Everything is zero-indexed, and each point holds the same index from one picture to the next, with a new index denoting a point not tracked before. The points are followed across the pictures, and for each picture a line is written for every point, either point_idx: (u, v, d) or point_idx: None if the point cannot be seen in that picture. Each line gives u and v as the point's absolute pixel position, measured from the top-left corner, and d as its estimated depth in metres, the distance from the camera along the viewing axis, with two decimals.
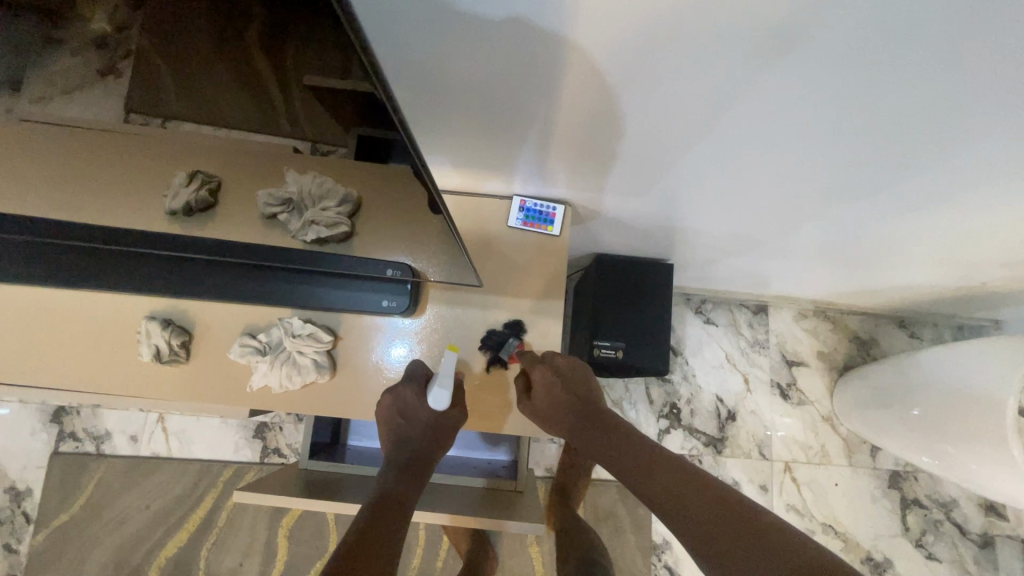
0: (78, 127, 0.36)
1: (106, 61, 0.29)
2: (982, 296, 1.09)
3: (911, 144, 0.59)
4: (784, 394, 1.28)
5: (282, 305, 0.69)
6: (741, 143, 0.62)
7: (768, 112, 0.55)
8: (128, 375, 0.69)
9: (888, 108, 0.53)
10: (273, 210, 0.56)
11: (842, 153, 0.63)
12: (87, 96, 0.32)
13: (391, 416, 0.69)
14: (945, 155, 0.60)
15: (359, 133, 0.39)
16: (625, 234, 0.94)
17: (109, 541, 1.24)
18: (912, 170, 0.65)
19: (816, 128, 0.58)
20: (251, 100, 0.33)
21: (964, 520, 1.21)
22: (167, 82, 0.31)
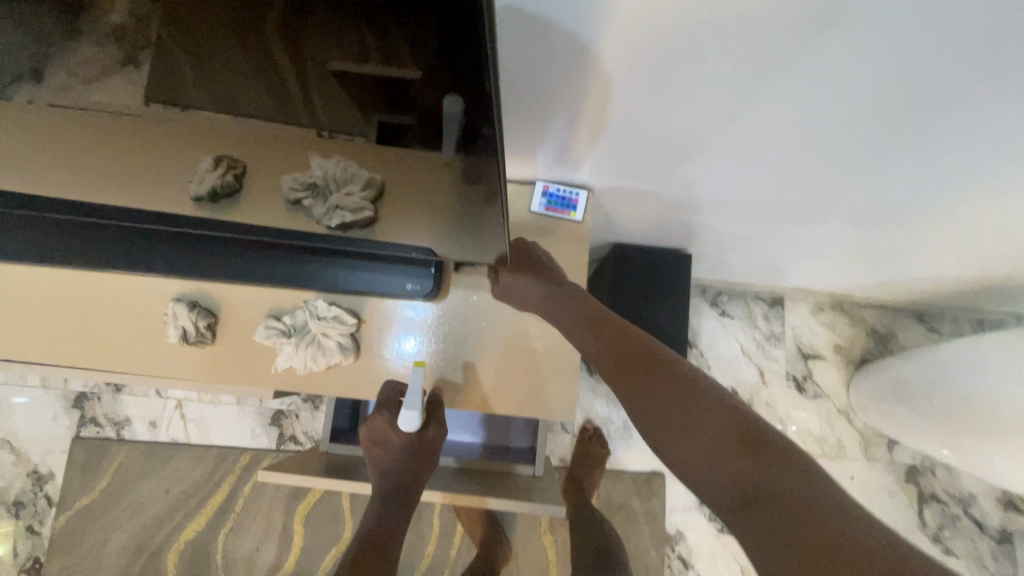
0: (103, 113, 0.40)
1: (125, 53, 0.33)
2: (1004, 289, 1.07)
3: (941, 130, 0.57)
4: (800, 386, 1.27)
5: (307, 288, 0.69)
6: (765, 131, 0.61)
7: (795, 99, 0.54)
8: (155, 356, 0.70)
9: (922, 93, 0.51)
10: (296, 194, 0.54)
11: (869, 141, 0.62)
12: (110, 87, 0.36)
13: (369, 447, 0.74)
14: (977, 141, 0.59)
15: (378, 122, 0.41)
16: (644, 223, 0.94)
17: (129, 524, 1.26)
18: (940, 158, 0.63)
19: (843, 116, 0.57)
20: (261, 85, 0.37)
21: (982, 515, 1.20)
22: (184, 72, 0.35)
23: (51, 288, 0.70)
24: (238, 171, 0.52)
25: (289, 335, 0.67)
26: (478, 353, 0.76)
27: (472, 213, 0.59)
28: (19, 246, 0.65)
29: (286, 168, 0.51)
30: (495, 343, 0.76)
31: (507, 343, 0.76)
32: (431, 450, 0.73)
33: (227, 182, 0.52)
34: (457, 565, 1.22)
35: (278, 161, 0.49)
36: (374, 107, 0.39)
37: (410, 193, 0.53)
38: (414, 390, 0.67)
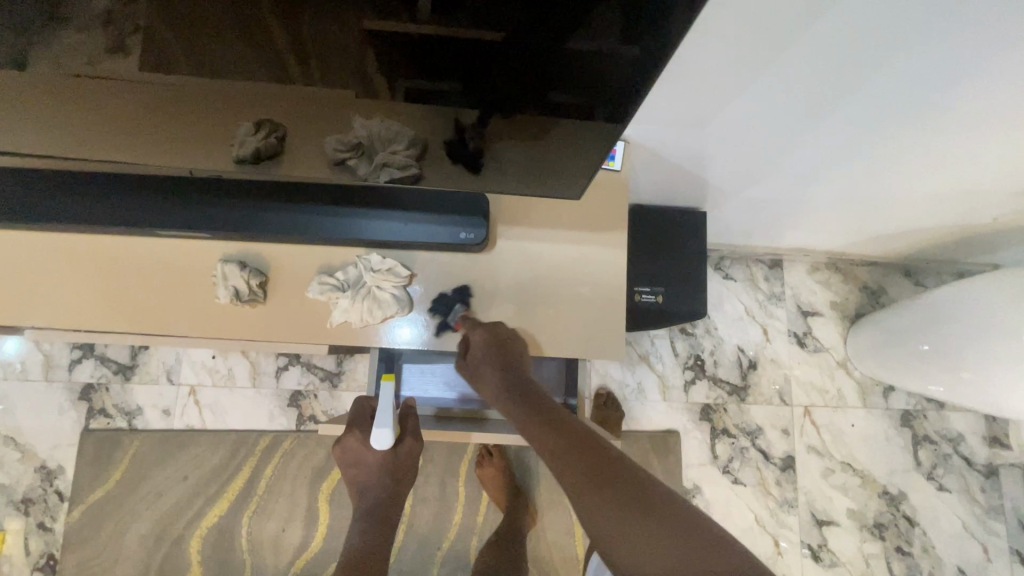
0: (108, 86, 0.46)
1: (116, 37, 0.40)
2: (986, 238, 1.15)
3: (931, 59, 0.60)
4: (801, 342, 1.34)
5: (356, 242, 0.69)
6: (768, 70, 0.64)
7: (796, 27, 0.56)
8: (205, 317, 0.70)
9: (912, 15, 0.54)
10: (342, 154, 0.59)
11: (863, 78, 0.64)
12: (108, 66, 0.43)
13: (346, 468, 0.83)
14: (968, 71, 0.61)
15: (404, 86, 0.47)
16: (664, 183, 0.97)
17: (147, 514, 1.24)
18: (931, 92, 0.66)
19: (839, 46, 0.59)
20: (256, 49, 0.42)
21: (970, 452, 1.29)
22: (174, 43, 0.42)
23: (97, 255, 0.69)
24: (280, 134, 0.56)
25: (344, 290, 0.68)
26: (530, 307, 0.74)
27: (513, 155, 0.60)
28: (67, 211, 0.65)
29: (335, 121, 0.53)
30: (538, 309, 0.73)
31: (545, 307, 0.73)
32: (405, 462, 0.82)
33: (269, 144, 0.56)
34: (485, 531, 1.24)
35: (322, 116, 0.52)
36: (384, 68, 0.45)
37: (450, 148, 0.58)
38: (386, 409, 0.74)
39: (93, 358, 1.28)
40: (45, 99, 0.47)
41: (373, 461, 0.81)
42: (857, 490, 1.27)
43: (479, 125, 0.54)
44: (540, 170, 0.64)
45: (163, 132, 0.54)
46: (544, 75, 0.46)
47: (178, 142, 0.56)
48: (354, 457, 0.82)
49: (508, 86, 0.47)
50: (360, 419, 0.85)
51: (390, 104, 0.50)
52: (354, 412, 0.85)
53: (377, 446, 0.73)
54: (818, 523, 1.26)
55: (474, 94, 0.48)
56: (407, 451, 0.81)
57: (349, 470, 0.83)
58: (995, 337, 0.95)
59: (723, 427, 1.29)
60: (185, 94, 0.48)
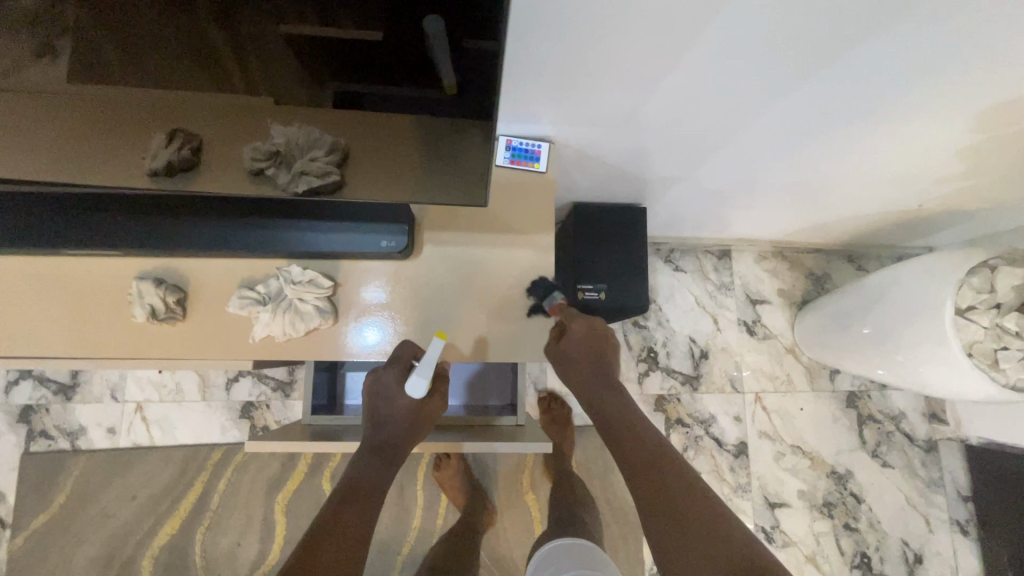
0: (20, 97, 0.43)
1: (45, 40, 0.39)
2: (918, 223, 1.19)
3: (874, 53, 0.61)
4: (750, 330, 1.37)
5: (277, 253, 0.67)
6: (713, 64, 0.63)
7: (738, 24, 0.56)
8: (123, 337, 0.67)
9: (858, 7, 0.54)
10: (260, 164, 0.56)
11: (810, 70, 0.65)
12: (33, 70, 0.41)
13: (368, 398, 0.69)
14: (909, 65, 0.62)
15: (335, 90, 0.47)
16: (602, 180, 0.97)
17: (95, 536, 1.20)
18: (875, 85, 0.67)
19: (786, 41, 0.59)
20: (192, 56, 0.42)
21: (911, 429, 1.35)
22: (108, 47, 0.40)
23: (2, 277, 0.66)
24: (194, 146, 0.54)
25: (264, 303, 0.67)
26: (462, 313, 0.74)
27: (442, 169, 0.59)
28: None
29: (246, 128, 0.51)
30: (473, 312, 0.73)
31: (479, 311, 0.73)
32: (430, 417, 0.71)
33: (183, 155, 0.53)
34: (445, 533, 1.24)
35: (236, 123, 0.50)
36: (321, 73, 0.45)
37: (372, 154, 0.57)
38: (429, 360, 0.63)
39: (30, 379, 1.23)
40: None
41: (403, 405, 0.67)
42: (806, 471, 1.31)
43: (408, 136, 0.54)
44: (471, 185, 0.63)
45: (72, 157, 0.51)
46: (475, 77, 0.47)
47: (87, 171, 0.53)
48: (381, 391, 0.68)
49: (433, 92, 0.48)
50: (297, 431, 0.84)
51: (320, 111, 0.49)
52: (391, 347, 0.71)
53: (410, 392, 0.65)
54: (771, 505, 1.29)
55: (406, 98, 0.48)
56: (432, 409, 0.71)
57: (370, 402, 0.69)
58: (912, 324, 0.97)
59: (677, 416, 1.31)
60: (97, 105, 0.45)
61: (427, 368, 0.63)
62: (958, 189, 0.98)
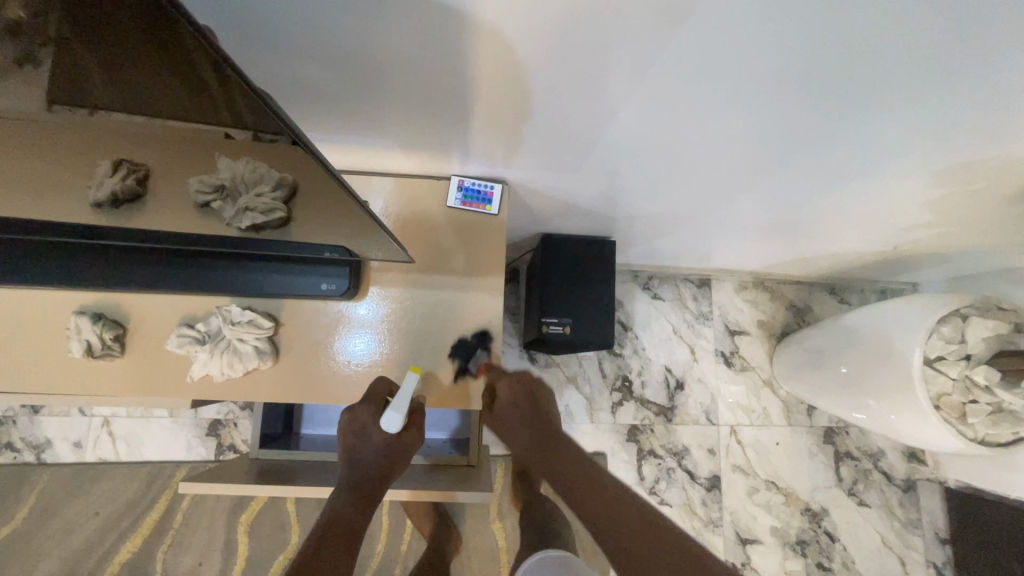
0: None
1: (23, 50, 0.28)
2: (899, 261, 1.16)
3: (880, 108, 0.57)
4: (728, 361, 1.35)
5: (218, 293, 0.67)
6: (704, 108, 0.60)
7: (734, 74, 0.53)
8: (59, 372, 0.66)
9: (868, 68, 0.50)
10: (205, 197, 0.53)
11: (813, 120, 0.61)
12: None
13: (346, 436, 0.67)
14: (918, 120, 0.59)
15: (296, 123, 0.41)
16: (569, 214, 0.96)
17: (56, 551, 1.19)
18: (880, 137, 0.64)
19: (789, 92, 0.55)
20: (184, 93, 0.34)
21: (889, 467, 1.32)
22: (90, 69, 0.30)
23: None
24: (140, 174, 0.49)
25: (203, 342, 0.66)
26: (408, 354, 0.73)
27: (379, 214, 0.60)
28: None
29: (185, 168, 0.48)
30: (419, 353, 0.73)
31: (429, 354, 0.74)
32: (405, 455, 0.69)
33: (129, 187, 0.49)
34: (409, 560, 1.23)
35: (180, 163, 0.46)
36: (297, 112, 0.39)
37: (320, 194, 0.55)
38: (406, 394, 0.64)
39: None
40: None
41: (378, 441, 0.66)
42: (780, 507, 1.29)
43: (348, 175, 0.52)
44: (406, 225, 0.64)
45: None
46: None
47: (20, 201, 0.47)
48: (359, 428, 0.66)
49: None
50: (245, 465, 0.82)
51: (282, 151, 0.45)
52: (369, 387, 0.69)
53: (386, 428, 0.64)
54: (743, 541, 1.27)
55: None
56: (408, 445, 0.68)
57: (347, 439, 0.67)
58: (884, 370, 0.95)
59: (650, 448, 1.29)
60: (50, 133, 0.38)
61: (403, 402, 0.63)
62: (935, 233, 0.96)
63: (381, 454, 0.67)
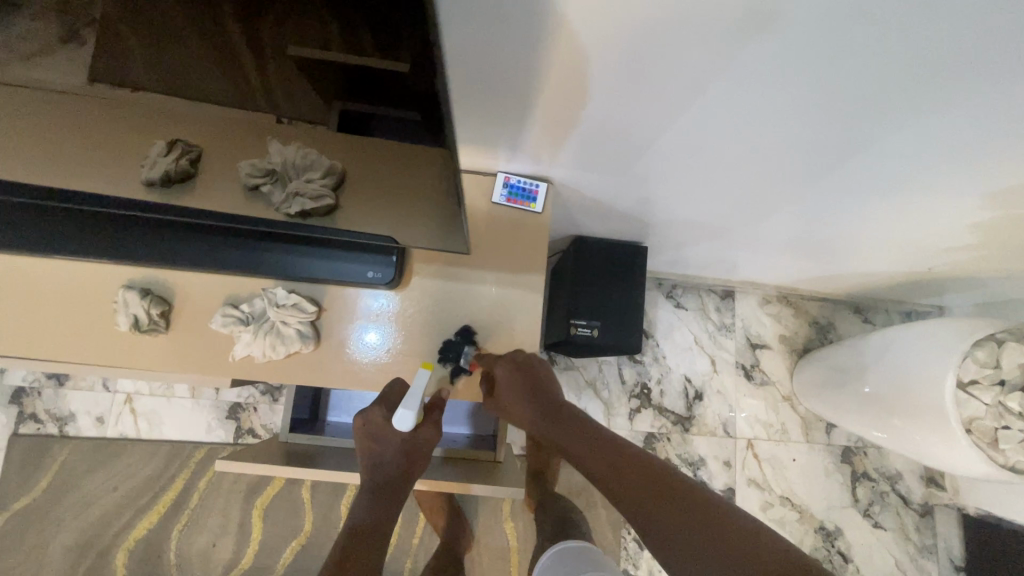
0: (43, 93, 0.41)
1: (85, 25, 0.37)
2: (929, 283, 1.15)
3: (911, 131, 0.58)
4: (748, 374, 1.34)
5: (264, 275, 0.68)
6: (745, 120, 0.60)
7: (776, 88, 0.54)
8: (103, 344, 0.67)
9: (916, 87, 0.51)
10: (257, 179, 0.55)
11: (844, 139, 0.63)
12: (66, 62, 0.39)
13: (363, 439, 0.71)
14: (949, 144, 0.60)
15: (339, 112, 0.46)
16: (605, 217, 0.96)
17: (72, 524, 1.20)
18: (918, 158, 0.64)
19: (833, 107, 0.56)
20: (225, 78, 0.42)
21: (906, 491, 1.31)
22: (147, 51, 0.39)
23: None
24: (193, 155, 0.51)
25: (247, 323, 0.67)
26: (447, 347, 0.74)
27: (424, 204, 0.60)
28: None
29: (241, 150, 0.51)
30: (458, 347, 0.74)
31: (468, 348, 0.74)
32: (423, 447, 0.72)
33: (180, 167, 0.51)
34: (420, 554, 1.23)
35: (236, 144, 0.51)
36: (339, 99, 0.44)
37: (371, 182, 0.56)
38: (416, 392, 0.65)
39: None
40: None
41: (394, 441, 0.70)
42: (794, 524, 1.28)
43: (404, 164, 0.52)
44: (445, 221, 0.64)
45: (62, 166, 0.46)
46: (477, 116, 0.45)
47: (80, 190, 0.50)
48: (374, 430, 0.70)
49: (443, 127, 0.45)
50: (274, 448, 0.83)
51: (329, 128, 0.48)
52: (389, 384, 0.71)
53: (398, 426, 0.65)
54: None
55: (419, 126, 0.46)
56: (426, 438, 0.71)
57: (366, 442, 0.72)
58: (912, 391, 0.94)
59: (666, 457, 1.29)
60: (109, 112, 0.44)
61: (414, 398, 0.64)
62: (971, 257, 0.95)
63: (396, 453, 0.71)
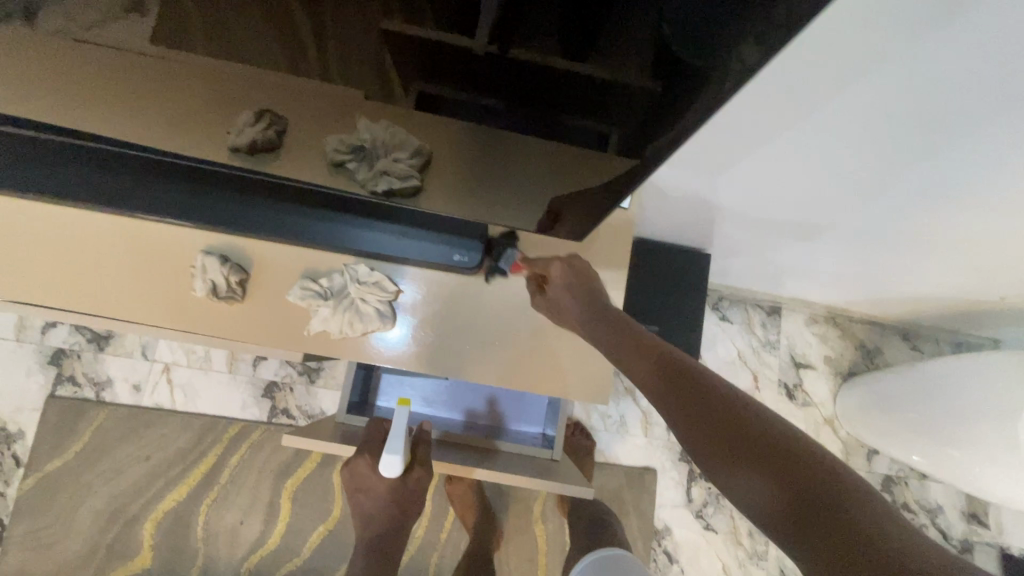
0: (107, 49, 0.43)
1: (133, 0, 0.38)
2: (988, 314, 1.12)
3: (949, 148, 0.62)
4: (790, 393, 1.32)
5: (345, 250, 0.67)
6: (822, 124, 0.62)
7: (856, 90, 0.56)
8: (179, 308, 0.67)
9: (1001, 94, 0.52)
10: (341, 155, 0.58)
11: (885, 160, 0.67)
12: (120, 26, 0.40)
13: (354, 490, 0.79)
14: (976, 166, 0.65)
15: (412, 92, 0.46)
16: (674, 219, 0.96)
17: (103, 489, 1.20)
18: (997, 173, 0.65)
19: (910, 113, 0.58)
20: (280, 50, 0.42)
21: (947, 526, 1.27)
22: (197, 18, 0.40)
23: (71, 232, 0.66)
24: (280, 127, 0.55)
25: (326, 298, 0.66)
26: (521, 338, 0.71)
27: (515, 186, 0.58)
28: (47, 182, 0.62)
29: (330, 127, 0.53)
30: (534, 342, 0.71)
31: (542, 344, 0.71)
32: (412, 491, 0.78)
33: (267, 136, 0.54)
34: (447, 549, 1.21)
35: (325, 121, 0.52)
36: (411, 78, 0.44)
37: (460, 164, 0.56)
38: (398, 435, 0.70)
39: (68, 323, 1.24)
40: (37, 69, 0.46)
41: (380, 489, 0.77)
42: None
43: (500, 150, 0.53)
44: (530, 206, 0.62)
45: (150, 105, 0.51)
46: (554, 97, 0.43)
47: (161, 127, 0.55)
48: (360, 482, 0.78)
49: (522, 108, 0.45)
50: (329, 429, 0.82)
51: (404, 108, 0.48)
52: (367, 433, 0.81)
53: (389, 471, 0.71)
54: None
55: (480, 102, 0.45)
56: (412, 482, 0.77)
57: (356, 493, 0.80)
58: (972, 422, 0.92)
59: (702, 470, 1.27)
60: (180, 74, 0.46)
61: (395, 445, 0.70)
62: None
63: (384, 503, 0.78)
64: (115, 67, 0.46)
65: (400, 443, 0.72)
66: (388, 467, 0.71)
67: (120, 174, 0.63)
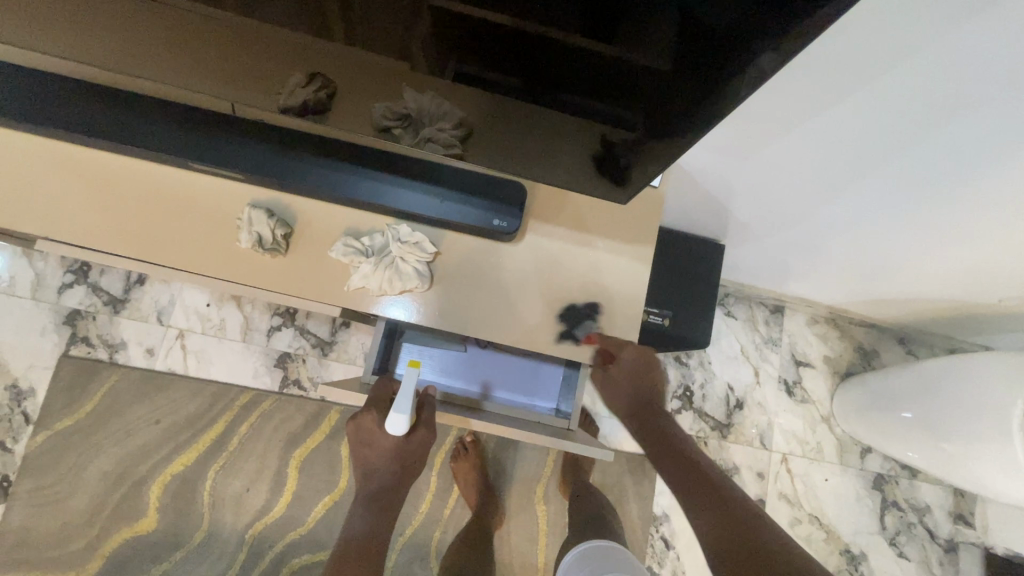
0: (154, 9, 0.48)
1: None
2: (982, 319, 1.17)
3: (950, 150, 0.66)
4: (789, 390, 1.36)
5: (388, 211, 0.70)
6: (825, 123, 0.67)
7: (860, 89, 0.60)
8: (220, 258, 0.69)
9: (994, 96, 0.56)
10: (388, 122, 0.61)
11: (879, 155, 0.71)
12: None
13: (359, 445, 0.83)
14: (975, 169, 0.68)
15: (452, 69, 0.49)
16: (695, 207, 0.99)
17: (112, 451, 1.21)
18: (998, 176, 0.69)
19: (910, 113, 0.62)
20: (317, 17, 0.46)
21: (934, 525, 1.32)
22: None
23: (121, 180, 0.68)
24: (330, 90, 0.58)
25: (367, 255, 0.69)
26: (549, 306, 0.74)
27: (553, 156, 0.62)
28: (105, 128, 0.65)
29: (375, 95, 0.57)
30: (562, 311, 0.74)
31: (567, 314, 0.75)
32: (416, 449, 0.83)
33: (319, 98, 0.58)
34: (449, 525, 1.23)
35: (371, 90, 0.56)
36: (447, 55, 0.47)
37: (498, 135, 0.60)
38: (406, 393, 0.73)
39: (85, 284, 1.25)
40: (100, 24, 0.51)
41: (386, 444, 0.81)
42: (820, 543, 1.29)
43: (537, 125, 0.56)
44: (567, 176, 0.66)
45: (202, 61, 0.55)
46: (588, 74, 0.47)
47: (215, 81, 0.58)
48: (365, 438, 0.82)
49: (557, 83, 0.49)
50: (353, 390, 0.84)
51: (443, 82, 0.51)
52: (375, 390, 0.84)
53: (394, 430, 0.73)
54: None
55: (517, 78, 0.49)
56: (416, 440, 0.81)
57: (361, 449, 0.83)
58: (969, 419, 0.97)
59: None
60: (221, 34, 0.50)
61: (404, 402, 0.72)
62: None
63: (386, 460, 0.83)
64: (164, 26, 0.50)
65: (409, 404, 0.73)
66: (393, 426, 0.73)
67: (173, 125, 0.66)
